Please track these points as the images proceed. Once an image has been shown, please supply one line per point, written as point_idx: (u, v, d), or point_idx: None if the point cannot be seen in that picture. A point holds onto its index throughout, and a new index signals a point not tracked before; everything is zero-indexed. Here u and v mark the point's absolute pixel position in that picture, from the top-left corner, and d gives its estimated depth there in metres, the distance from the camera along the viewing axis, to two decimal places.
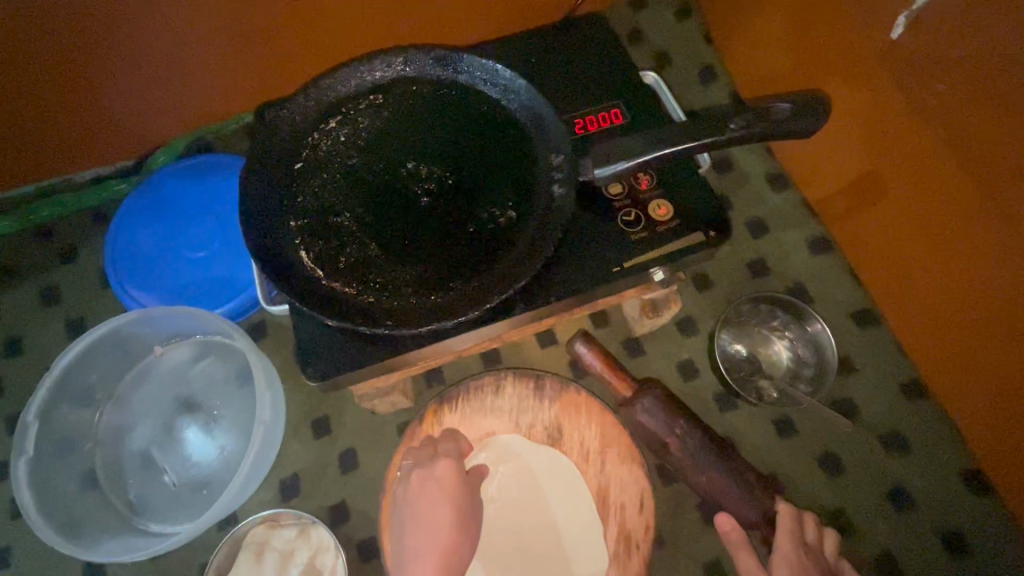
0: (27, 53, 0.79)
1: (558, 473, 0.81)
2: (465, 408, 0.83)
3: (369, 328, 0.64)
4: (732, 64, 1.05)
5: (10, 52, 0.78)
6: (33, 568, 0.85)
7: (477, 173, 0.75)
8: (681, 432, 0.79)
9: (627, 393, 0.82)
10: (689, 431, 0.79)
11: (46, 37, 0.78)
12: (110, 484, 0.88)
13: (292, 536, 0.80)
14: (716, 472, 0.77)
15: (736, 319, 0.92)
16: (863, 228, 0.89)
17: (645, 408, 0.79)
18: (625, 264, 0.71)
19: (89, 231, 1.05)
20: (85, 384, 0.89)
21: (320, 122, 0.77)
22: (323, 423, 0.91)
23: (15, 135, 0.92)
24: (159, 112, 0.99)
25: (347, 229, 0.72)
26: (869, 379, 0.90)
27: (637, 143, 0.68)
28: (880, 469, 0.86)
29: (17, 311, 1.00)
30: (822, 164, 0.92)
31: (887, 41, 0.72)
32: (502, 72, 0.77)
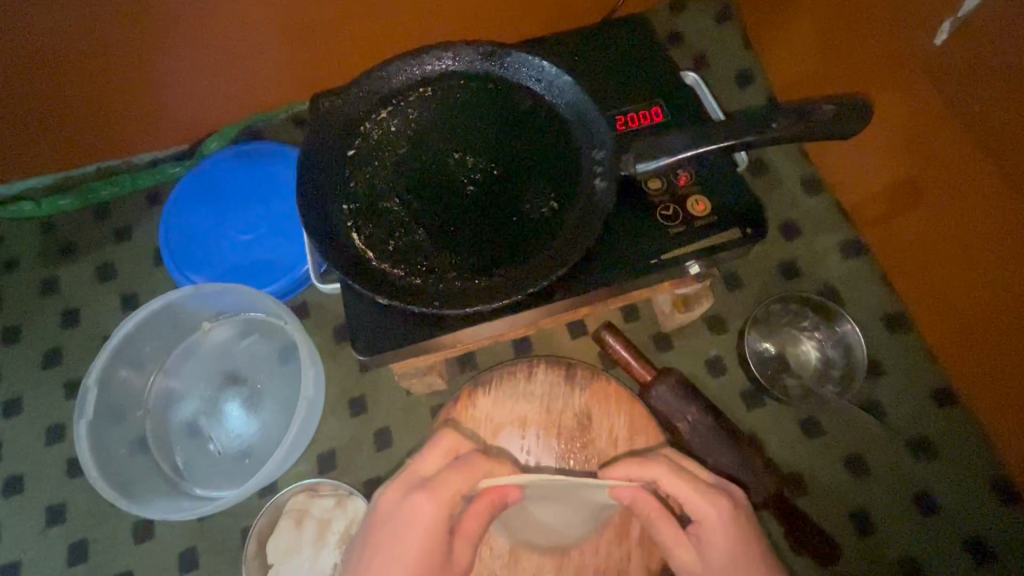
0: (102, 39, 0.85)
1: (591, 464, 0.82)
2: (498, 392, 0.86)
3: (418, 308, 0.68)
4: (770, 67, 1.06)
5: (87, 37, 0.84)
6: (86, 524, 0.89)
7: (522, 165, 0.77)
8: (692, 419, 0.85)
9: (647, 379, 0.87)
10: (699, 418, 0.85)
11: (121, 24, 0.83)
12: (159, 450, 0.93)
13: (330, 506, 0.84)
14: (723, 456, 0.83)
15: (766, 318, 0.93)
16: (897, 233, 0.89)
17: (660, 393, 0.86)
18: (662, 257, 0.73)
19: (144, 211, 1.10)
20: (138, 354, 0.94)
21: (372, 112, 0.81)
22: (359, 401, 0.95)
23: (80, 116, 0.98)
24: (214, 100, 1.04)
25: (395, 215, 0.75)
26: (898, 383, 0.90)
27: (679, 140, 0.70)
28: (905, 472, 0.87)
29: (74, 283, 1.05)
30: (859, 168, 0.93)
31: (930, 47, 0.73)
32: (547, 69, 0.80)
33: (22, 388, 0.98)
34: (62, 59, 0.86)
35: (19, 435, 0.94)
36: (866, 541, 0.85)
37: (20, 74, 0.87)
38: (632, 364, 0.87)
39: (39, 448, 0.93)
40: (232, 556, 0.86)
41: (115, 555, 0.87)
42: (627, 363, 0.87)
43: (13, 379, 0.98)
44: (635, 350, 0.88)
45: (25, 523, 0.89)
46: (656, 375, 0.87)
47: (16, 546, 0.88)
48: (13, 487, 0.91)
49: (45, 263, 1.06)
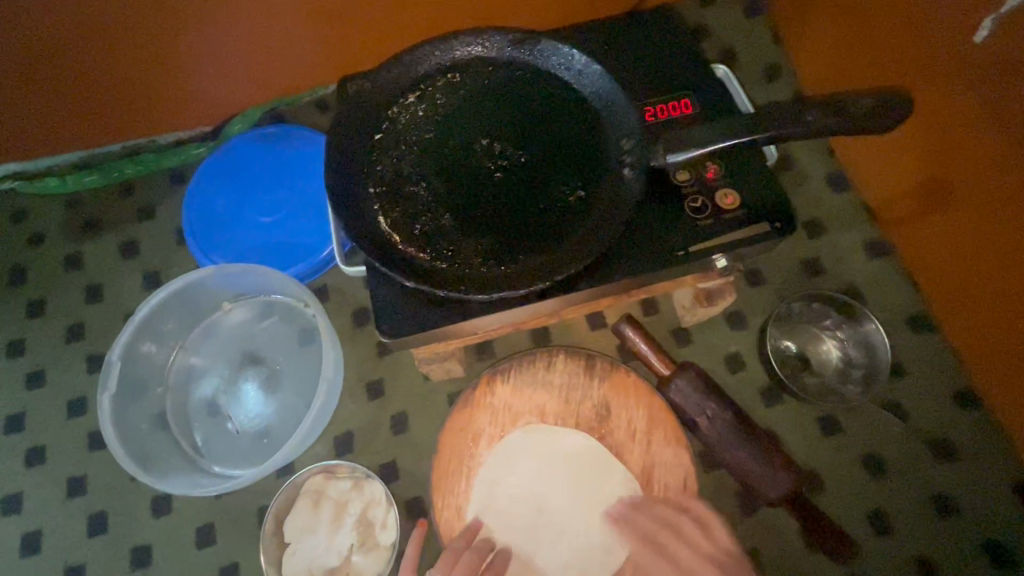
0: (130, 18, 0.85)
1: (605, 483, 0.82)
2: (516, 380, 0.86)
3: (444, 292, 0.68)
4: (800, 63, 1.04)
5: (115, 17, 0.84)
6: (106, 496, 0.90)
7: (550, 153, 0.77)
8: (712, 414, 0.84)
9: (666, 372, 0.87)
10: (719, 413, 0.84)
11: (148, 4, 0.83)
12: (179, 426, 0.93)
13: (347, 488, 0.84)
14: (741, 451, 0.83)
15: (787, 316, 0.93)
16: (924, 233, 0.88)
17: (679, 386, 0.85)
18: (689, 249, 0.73)
19: (167, 190, 1.10)
20: (160, 331, 0.95)
21: (399, 96, 0.80)
22: (376, 385, 0.95)
23: (109, 95, 0.99)
24: (239, 82, 1.04)
25: (422, 198, 0.75)
26: (920, 385, 0.89)
27: (710, 131, 0.69)
28: (924, 475, 0.86)
29: (98, 259, 1.06)
30: (887, 166, 0.91)
31: (968, 44, 0.71)
32: (577, 56, 0.79)
33: (46, 361, 0.99)
34: (94, 38, 0.87)
35: (42, 407, 0.96)
36: (883, 543, 0.84)
37: (54, 52, 0.88)
38: (651, 358, 0.87)
39: (61, 421, 0.95)
40: (248, 533, 0.87)
41: (134, 528, 0.88)
42: (646, 356, 0.87)
43: (37, 352, 1.00)
44: (655, 344, 0.88)
45: (47, 494, 0.91)
46: (676, 368, 0.87)
47: (37, 516, 0.90)
48: (36, 458, 0.93)
49: (69, 239, 1.07)
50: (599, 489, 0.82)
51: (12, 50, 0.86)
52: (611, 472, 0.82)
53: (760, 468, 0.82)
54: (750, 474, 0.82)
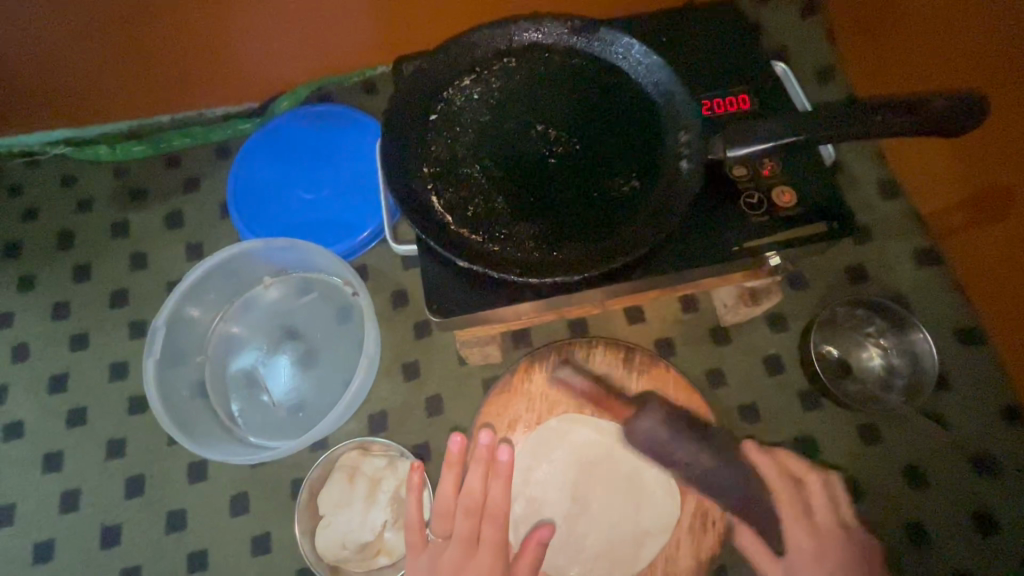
0: None
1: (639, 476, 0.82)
2: (554, 369, 0.86)
3: (498, 274, 0.68)
4: (853, 66, 1.03)
5: None
6: (143, 460, 0.91)
7: (605, 142, 0.76)
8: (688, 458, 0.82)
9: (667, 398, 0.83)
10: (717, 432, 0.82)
11: None
12: (216, 395, 0.94)
13: (382, 466, 0.85)
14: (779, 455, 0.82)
15: (831, 321, 0.91)
16: (977, 243, 0.86)
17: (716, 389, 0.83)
18: (743, 245, 0.72)
19: (212, 163, 1.11)
20: (204, 300, 0.96)
21: (455, 79, 0.80)
22: (412, 366, 0.95)
23: (163, 66, 1.00)
24: (288, 60, 1.05)
25: (475, 181, 0.75)
26: (964, 397, 0.88)
27: (772, 127, 0.68)
28: (964, 489, 0.85)
29: (143, 228, 1.07)
30: (943, 174, 0.89)
31: None
32: (635, 47, 0.79)
33: (90, 324, 1.01)
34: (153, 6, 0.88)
35: (85, 370, 0.98)
36: (920, 555, 0.83)
37: (114, 19, 0.89)
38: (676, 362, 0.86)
39: (102, 384, 0.96)
40: (282, 505, 0.88)
41: (170, 492, 0.90)
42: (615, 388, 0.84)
43: (82, 315, 1.02)
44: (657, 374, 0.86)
45: (86, 454, 0.93)
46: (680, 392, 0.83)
47: (77, 475, 0.92)
48: (78, 418, 0.95)
49: (116, 206, 1.09)
50: (635, 482, 0.82)
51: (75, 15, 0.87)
52: (649, 466, 0.82)
53: (796, 470, 0.82)
54: (788, 477, 0.82)
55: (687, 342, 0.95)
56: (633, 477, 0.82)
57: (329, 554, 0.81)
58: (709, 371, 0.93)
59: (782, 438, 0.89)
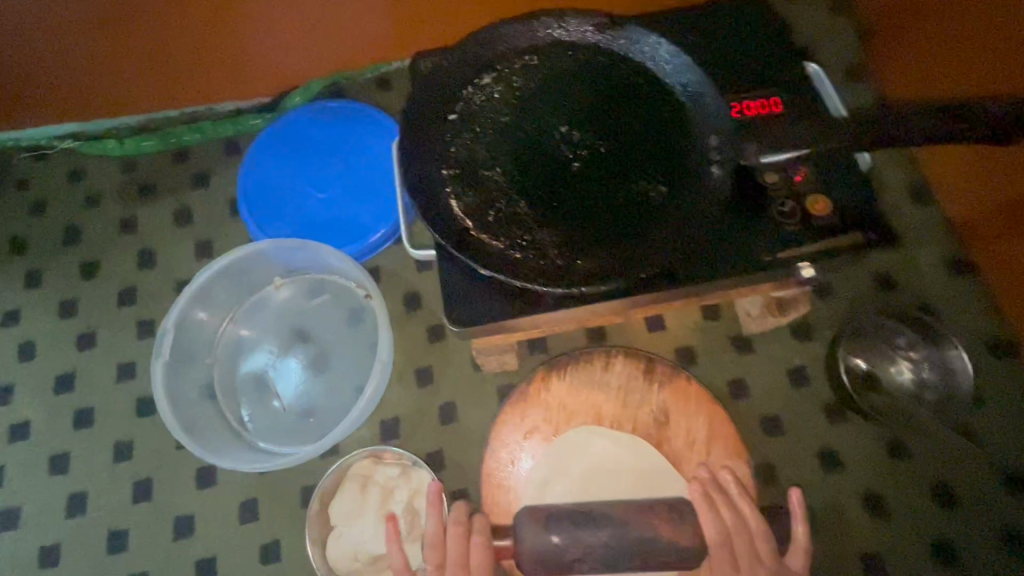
0: None
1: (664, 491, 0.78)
2: (573, 378, 0.84)
3: (520, 283, 0.65)
4: (882, 67, 0.99)
5: None
6: (151, 464, 0.90)
7: (631, 145, 0.73)
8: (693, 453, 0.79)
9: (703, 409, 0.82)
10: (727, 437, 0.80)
11: None
12: (225, 399, 0.92)
13: (395, 475, 0.83)
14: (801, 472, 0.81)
15: (860, 333, 0.89)
16: (1010, 255, 0.83)
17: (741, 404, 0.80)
18: (776, 255, 0.69)
19: (222, 159, 1.09)
20: (212, 300, 0.94)
21: (475, 76, 0.77)
22: (426, 371, 0.93)
23: (171, 60, 0.98)
24: (298, 55, 1.02)
25: (496, 184, 0.72)
26: (997, 413, 0.85)
27: (808, 132, 0.65)
28: (996, 508, 0.82)
29: (152, 226, 1.05)
30: (974, 182, 0.86)
31: None
32: (663, 46, 0.76)
33: (98, 323, 0.99)
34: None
35: (92, 370, 0.96)
36: None
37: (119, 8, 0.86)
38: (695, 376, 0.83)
39: (110, 385, 0.94)
40: (292, 512, 0.86)
41: (179, 497, 0.88)
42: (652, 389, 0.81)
43: (89, 314, 1.00)
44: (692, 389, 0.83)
45: (93, 456, 0.91)
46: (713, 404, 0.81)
47: (84, 478, 0.90)
48: (85, 420, 0.93)
49: (124, 202, 1.07)
50: (658, 496, 0.77)
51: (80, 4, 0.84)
52: (673, 481, 0.78)
53: None
54: None
55: (708, 351, 0.92)
56: (656, 491, 0.77)
57: (340, 565, 0.79)
58: (731, 381, 0.90)
59: (807, 452, 0.87)
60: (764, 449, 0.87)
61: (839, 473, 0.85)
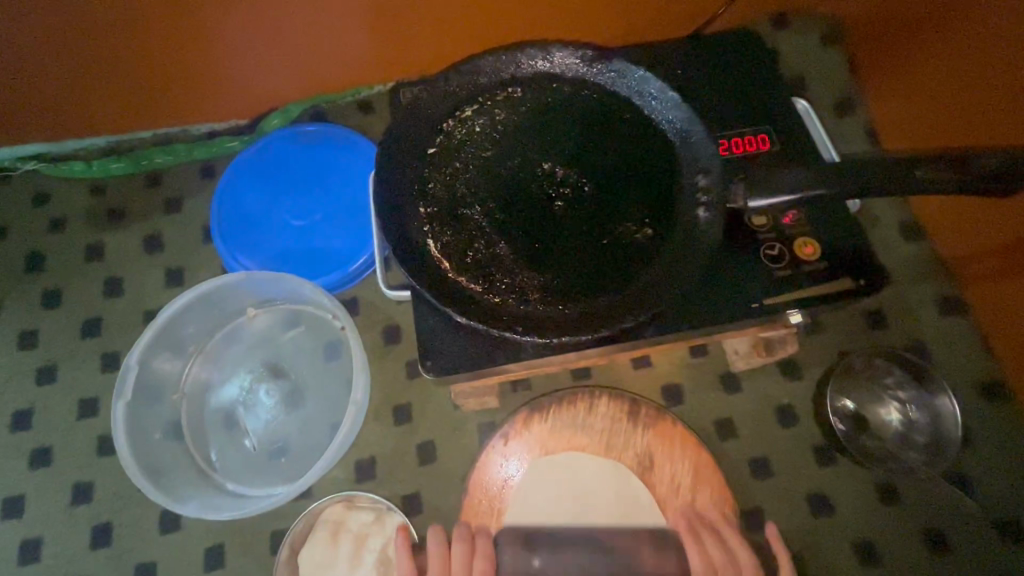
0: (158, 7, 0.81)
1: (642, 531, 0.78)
2: (556, 420, 0.82)
3: (499, 331, 0.62)
4: (875, 101, 0.98)
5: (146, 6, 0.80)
6: (112, 506, 0.85)
7: (617, 183, 0.71)
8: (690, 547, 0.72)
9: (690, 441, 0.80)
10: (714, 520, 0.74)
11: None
12: (193, 437, 0.88)
13: (369, 521, 0.80)
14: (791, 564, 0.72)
15: (850, 372, 0.86)
16: (1004, 297, 0.81)
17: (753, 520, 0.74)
18: (763, 301, 0.67)
19: (195, 183, 1.05)
20: (179, 335, 0.90)
21: (455, 109, 0.75)
22: (404, 409, 0.89)
23: (142, 83, 0.94)
24: (277, 77, 0.99)
25: (476, 223, 0.70)
26: (987, 457, 0.83)
27: (797, 176, 0.63)
28: (987, 554, 0.80)
29: (120, 252, 1.01)
30: (967, 221, 0.85)
31: None
32: (650, 80, 0.73)
33: (59, 355, 0.94)
34: (119, 12, 0.81)
35: (52, 405, 0.91)
36: None
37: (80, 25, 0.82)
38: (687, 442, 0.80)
39: (70, 421, 0.90)
40: (260, 560, 0.82)
41: (141, 541, 0.83)
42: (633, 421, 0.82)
43: (51, 345, 0.95)
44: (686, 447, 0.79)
45: (50, 499, 0.86)
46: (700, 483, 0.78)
47: (40, 522, 0.85)
48: (42, 459, 0.88)
49: (91, 227, 1.03)
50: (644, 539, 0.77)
51: (36, 19, 0.80)
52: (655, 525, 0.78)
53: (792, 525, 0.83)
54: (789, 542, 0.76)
55: (696, 389, 0.90)
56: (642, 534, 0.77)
57: None
58: (718, 421, 0.88)
59: (795, 495, 0.84)
60: (751, 493, 0.85)
61: (828, 517, 0.83)
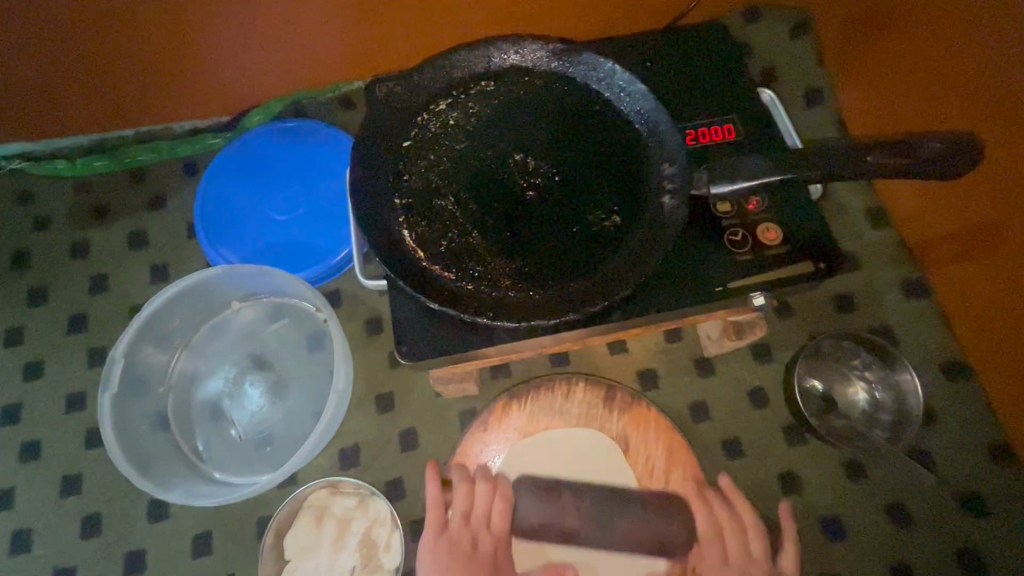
0: (140, 9, 0.82)
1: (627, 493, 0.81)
2: (533, 407, 0.85)
3: (470, 317, 0.64)
4: (843, 92, 1.00)
5: (127, 8, 0.82)
6: (101, 497, 0.87)
7: (586, 173, 0.73)
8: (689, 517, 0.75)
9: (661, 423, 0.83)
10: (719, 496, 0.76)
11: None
12: (179, 429, 0.90)
13: (352, 506, 0.82)
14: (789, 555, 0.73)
15: (819, 354, 0.89)
16: (964, 279, 0.84)
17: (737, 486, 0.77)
18: (728, 285, 0.69)
19: (179, 180, 1.06)
20: (165, 329, 0.92)
21: (430, 102, 0.76)
22: (387, 397, 0.92)
23: (125, 83, 0.96)
24: (260, 75, 1.00)
25: (449, 213, 0.72)
26: (949, 435, 0.86)
27: (756, 163, 0.65)
28: (949, 527, 0.83)
29: (105, 248, 1.02)
30: (930, 207, 0.88)
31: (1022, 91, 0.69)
32: (619, 72, 0.75)
33: (46, 351, 0.96)
34: (91, 9, 0.81)
35: (41, 400, 0.93)
36: None
37: (52, 23, 0.82)
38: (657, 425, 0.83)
39: (58, 416, 0.92)
40: (247, 545, 0.84)
41: (130, 531, 0.85)
42: (609, 405, 0.84)
43: (38, 341, 0.96)
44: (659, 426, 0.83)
45: (40, 491, 0.88)
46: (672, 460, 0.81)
47: (30, 513, 0.87)
48: (31, 453, 0.90)
49: (76, 225, 1.04)
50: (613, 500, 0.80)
51: (10, 21, 0.81)
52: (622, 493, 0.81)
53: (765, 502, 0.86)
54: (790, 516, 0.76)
55: (670, 374, 0.92)
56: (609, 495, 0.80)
57: None
58: (692, 404, 0.91)
59: (767, 473, 0.87)
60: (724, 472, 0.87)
61: (798, 494, 0.86)
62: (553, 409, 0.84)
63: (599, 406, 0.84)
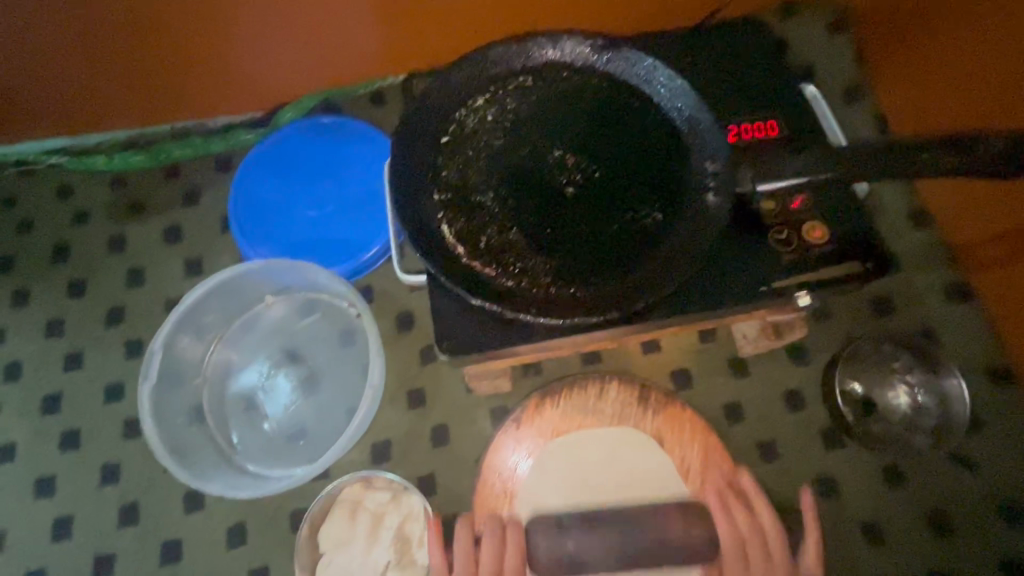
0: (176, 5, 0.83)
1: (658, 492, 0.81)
2: (566, 405, 0.84)
3: (512, 314, 0.64)
4: (882, 90, 0.98)
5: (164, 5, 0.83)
6: (138, 487, 0.89)
7: (626, 171, 0.72)
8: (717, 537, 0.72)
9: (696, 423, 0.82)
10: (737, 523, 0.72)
11: None
12: (214, 421, 0.91)
13: (385, 500, 0.82)
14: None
15: (858, 357, 0.87)
16: (1010, 282, 0.82)
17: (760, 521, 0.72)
18: (772, 284, 0.68)
19: (213, 176, 1.07)
20: (201, 323, 0.93)
21: (468, 98, 0.76)
22: (418, 393, 0.92)
23: (160, 79, 0.97)
24: (291, 73, 1.01)
25: (489, 210, 0.72)
26: (995, 441, 0.84)
27: (803, 161, 0.64)
28: (994, 537, 0.81)
29: (141, 243, 1.04)
30: (974, 208, 0.85)
31: None
32: (660, 69, 0.74)
33: (85, 342, 0.97)
34: (126, 4, 0.82)
35: (79, 391, 0.94)
36: None
37: (89, 16, 0.83)
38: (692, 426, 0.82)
39: (97, 407, 0.93)
40: (281, 537, 0.85)
41: (167, 520, 0.87)
42: (643, 405, 0.84)
43: (77, 333, 0.98)
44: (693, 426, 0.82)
45: (80, 479, 0.90)
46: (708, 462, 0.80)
47: (71, 502, 0.89)
48: (72, 442, 0.92)
49: (113, 219, 1.05)
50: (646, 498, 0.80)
51: (53, 18, 0.83)
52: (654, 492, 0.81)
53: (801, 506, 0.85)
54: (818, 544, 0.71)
55: (704, 374, 0.91)
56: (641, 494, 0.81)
57: None
58: (726, 406, 0.89)
59: (804, 477, 0.86)
60: (759, 475, 0.86)
61: (835, 499, 0.84)
62: (587, 408, 0.84)
63: (633, 406, 0.84)
